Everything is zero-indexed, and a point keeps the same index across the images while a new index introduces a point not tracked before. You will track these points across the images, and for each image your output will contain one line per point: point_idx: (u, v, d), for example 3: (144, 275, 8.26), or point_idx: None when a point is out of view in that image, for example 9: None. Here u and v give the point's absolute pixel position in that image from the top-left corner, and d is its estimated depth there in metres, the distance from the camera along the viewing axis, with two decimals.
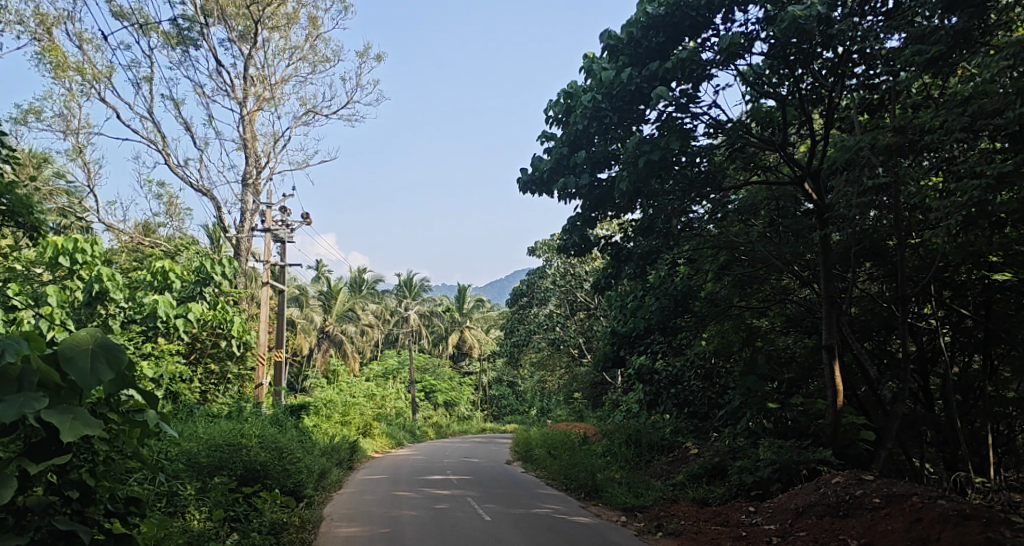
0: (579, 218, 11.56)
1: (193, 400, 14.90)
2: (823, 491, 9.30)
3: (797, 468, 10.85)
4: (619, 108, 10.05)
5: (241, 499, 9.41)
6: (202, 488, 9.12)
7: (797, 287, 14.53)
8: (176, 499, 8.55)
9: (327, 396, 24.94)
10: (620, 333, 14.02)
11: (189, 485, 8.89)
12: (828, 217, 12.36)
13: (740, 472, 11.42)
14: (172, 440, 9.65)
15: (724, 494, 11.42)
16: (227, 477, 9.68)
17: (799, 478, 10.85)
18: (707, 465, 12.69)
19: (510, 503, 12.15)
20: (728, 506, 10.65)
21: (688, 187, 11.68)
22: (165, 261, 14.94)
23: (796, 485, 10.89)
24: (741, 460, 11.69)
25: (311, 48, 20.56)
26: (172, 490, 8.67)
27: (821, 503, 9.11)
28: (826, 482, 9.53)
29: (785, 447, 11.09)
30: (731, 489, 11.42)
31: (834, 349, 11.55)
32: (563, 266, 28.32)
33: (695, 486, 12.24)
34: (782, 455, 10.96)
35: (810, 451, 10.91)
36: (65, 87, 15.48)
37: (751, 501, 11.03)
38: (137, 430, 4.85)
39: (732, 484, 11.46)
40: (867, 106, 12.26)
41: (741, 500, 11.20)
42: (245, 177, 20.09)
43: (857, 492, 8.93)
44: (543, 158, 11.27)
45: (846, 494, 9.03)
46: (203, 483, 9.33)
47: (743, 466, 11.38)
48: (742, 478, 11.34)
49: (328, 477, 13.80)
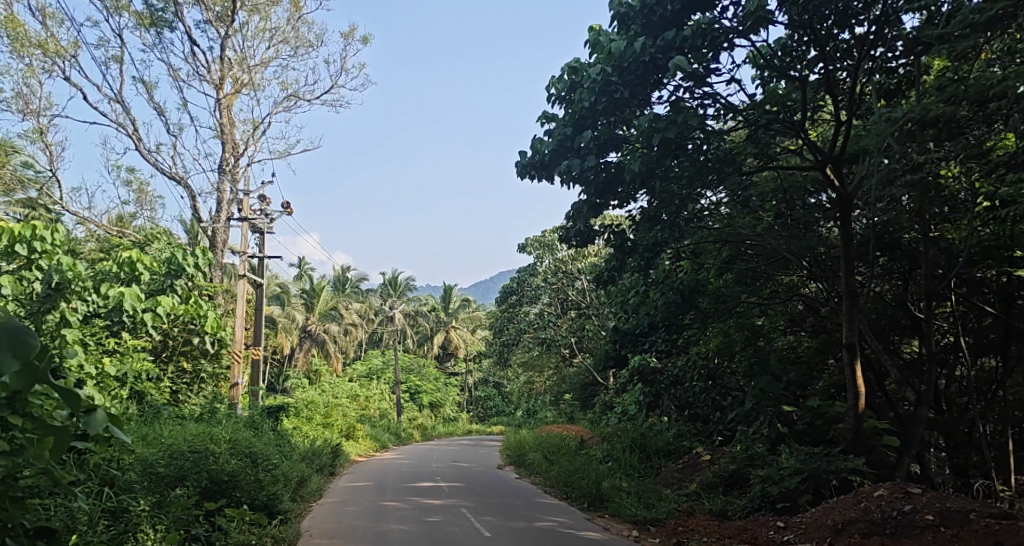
0: (583, 205, 10.64)
1: (161, 400, 13.86)
2: (865, 505, 8.53)
3: (826, 478, 10.03)
4: (630, 83, 9.25)
5: (202, 517, 8.48)
6: (159, 502, 8.13)
7: (805, 283, 13.72)
8: (125, 517, 7.58)
9: (308, 397, 23.85)
10: (623, 330, 13.23)
11: (144, 500, 7.87)
12: (848, 205, 11.30)
13: (761, 483, 10.55)
14: (125, 446, 8.65)
15: (746, 507, 10.54)
16: (191, 489, 8.71)
17: (828, 489, 10.05)
18: (723, 473, 11.67)
19: (510, 515, 11.25)
20: (752, 521, 9.83)
21: (696, 174, 10.68)
22: (134, 251, 13.97)
23: (825, 497, 10.09)
24: (762, 469, 10.78)
25: (293, 30, 19.60)
26: (121, 506, 7.66)
27: (864, 520, 8.31)
28: (867, 495, 8.74)
29: (812, 455, 10.27)
30: (753, 502, 10.56)
31: (855, 348, 10.68)
32: (553, 264, 27.46)
33: (710, 497, 11.35)
34: (809, 464, 10.13)
35: (839, 460, 10.09)
36: (25, 65, 14.50)
37: (777, 515, 10.15)
38: (49, 438, 4.03)
39: (754, 495, 10.58)
40: (883, 91, 11.44)
41: (765, 513, 10.32)
42: (220, 164, 19.12)
43: (906, 508, 8.17)
44: (543, 141, 10.42)
45: (893, 510, 8.26)
46: (162, 496, 8.34)
47: (765, 476, 10.49)
48: (765, 488, 10.48)
49: (307, 486, 12.88)
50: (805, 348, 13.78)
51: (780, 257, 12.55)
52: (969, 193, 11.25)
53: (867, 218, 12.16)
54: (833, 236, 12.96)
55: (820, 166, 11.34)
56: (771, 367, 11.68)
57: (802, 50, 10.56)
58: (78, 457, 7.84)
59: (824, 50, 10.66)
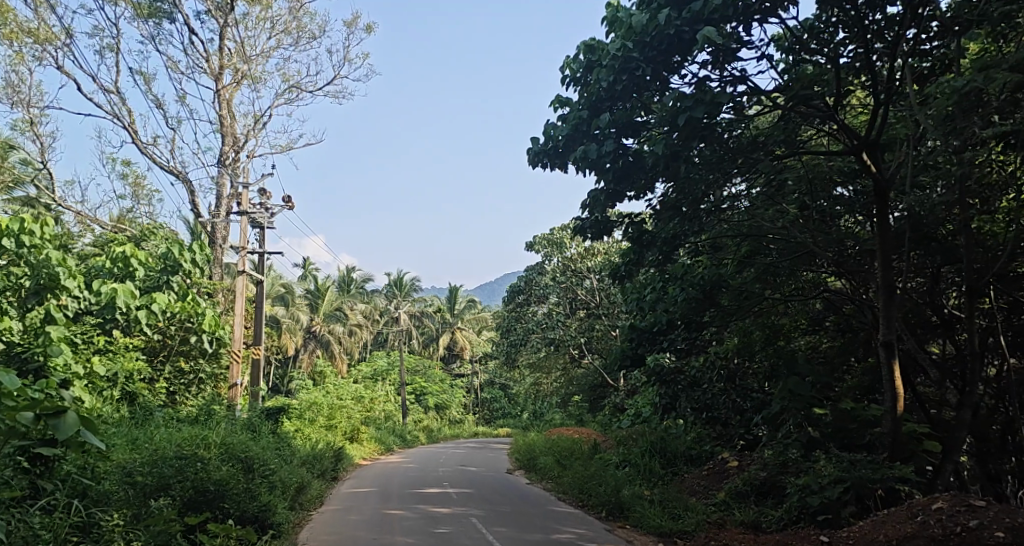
0: (601, 193, 10.00)
1: (155, 402, 13.27)
2: (922, 519, 7.91)
3: (871, 488, 9.38)
4: (652, 60, 8.71)
5: (184, 535, 7.89)
6: (137, 515, 7.54)
7: (830, 279, 13.06)
8: (96, 532, 6.97)
9: (312, 398, 23.28)
10: (640, 328, 12.60)
11: (118, 514, 7.28)
12: (887, 194, 10.51)
13: (799, 493, 9.93)
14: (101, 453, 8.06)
15: (783, 519, 9.97)
16: (175, 500, 8.15)
17: (873, 500, 9.39)
18: (754, 481, 11.10)
19: (525, 525, 10.66)
20: (792, 535, 9.24)
21: (719, 163, 10.01)
22: (128, 246, 13.42)
23: (870, 508, 9.45)
24: (798, 477, 10.16)
25: (294, 20, 19.01)
26: (91, 521, 7.07)
27: (923, 535, 7.69)
28: (923, 508, 8.11)
29: (854, 463, 9.63)
30: (790, 514, 9.98)
31: (893, 345, 10.00)
32: (562, 263, 26.74)
33: (741, 508, 10.78)
34: (852, 473, 9.49)
35: (884, 468, 9.42)
36: (14, 51, 13.91)
37: (818, 528, 9.53)
38: None
39: (792, 506, 9.99)
40: (916, 75, 10.73)
41: (805, 526, 9.72)
42: (220, 157, 18.53)
43: (972, 523, 7.55)
44: (557, 126, 9.80)
45: (957, 525, 7.62)
46: (144, 508, 7.73)
47: (803, 485, 9.86)
48: (803, 499, 9.84)
49: (306, 492, 12.29)
50: (830, 349, 12.99)
51: (805, 253, 11.88)
52: (1014, 181, 10.47)
53: (900, 209, 11.42)
54: (858, 230, 12.31)
55: (854, 153, 10.58)
56: (798, 367, 11.02)
57: (831, 32, 9.94)
58: (48, 466, 7.12)
59: (855, 32, 10.04)
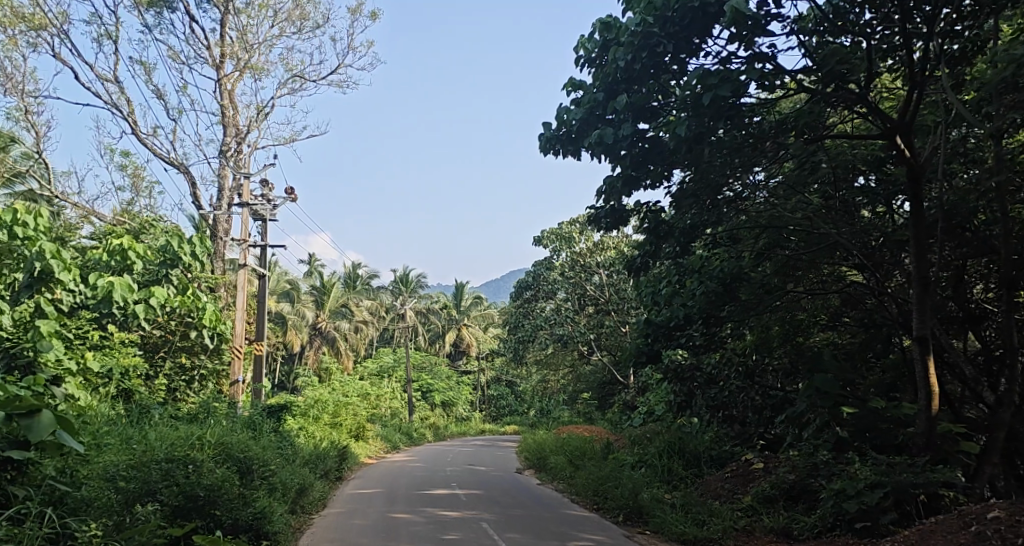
0: (617, 181, 9.49)
1: (151, 399, 12.86)
2: (977, 529, 7.42)
3: (912, 494, 8.90)
4: (674, 36, 8.32)
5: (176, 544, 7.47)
6: (119, 525, 7.11)
7: (852, 272, 12.53)
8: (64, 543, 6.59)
9: (315, 396, 22.76)
10: (655, 324, 12.10)
11: (96, 524, 6.85)
12: (920, 180, 9.97)
13: (833, 499, 9.47)
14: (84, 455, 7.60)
15: (817, 526, 9.51)
16: (161, 506, 7.79)
17: (914, 506, 8.91)
18: (783, 485, 10.63)
19: (541, 531, 10.22)
20: None
21: (739, 149, 9.51)
22: (125, 238, 12.90)
23: (911, 514, 8.97)
24: (831, 482, 9.69)
25: (296, 10, 18.55)
26: (64, 532, 6.65)
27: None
28: (977, 518, 7.62)
29: (892, 467, 9.17)
30: (825, 520, 9.52)
31: (927, 339, 9.54)
32: (571, 257, 26.22)
33: (769, 513, 10.31)
34: (890, 477, 9.03)
35: (926, 472, 8.92)
36: (8, 37, 13.49)
37: (856, 536, 9.06)
38: None
39: (826, 513, 9.53)
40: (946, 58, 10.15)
41: (842, 534, 9.25)
42: (221, 148, 18.11)
43: None
44: (569, 110, 9.31)
45: (1016, 536, 7.13)
46: (127, 517, 7.30)
47: (837, 490, 9.40)
48: (838, 505, 9.38)
49: (309, 495, 11.80)
50: (852, 346, 12.41)
51: (828, 245, 11.38)
52: None
53: (930, 198, 10.86)
54: (881, 221, 11.79)
55: (884, 137, 10.04)
56: (822, 363, 10.53)
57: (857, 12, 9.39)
58: (23, 469, 6.76)
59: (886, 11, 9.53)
